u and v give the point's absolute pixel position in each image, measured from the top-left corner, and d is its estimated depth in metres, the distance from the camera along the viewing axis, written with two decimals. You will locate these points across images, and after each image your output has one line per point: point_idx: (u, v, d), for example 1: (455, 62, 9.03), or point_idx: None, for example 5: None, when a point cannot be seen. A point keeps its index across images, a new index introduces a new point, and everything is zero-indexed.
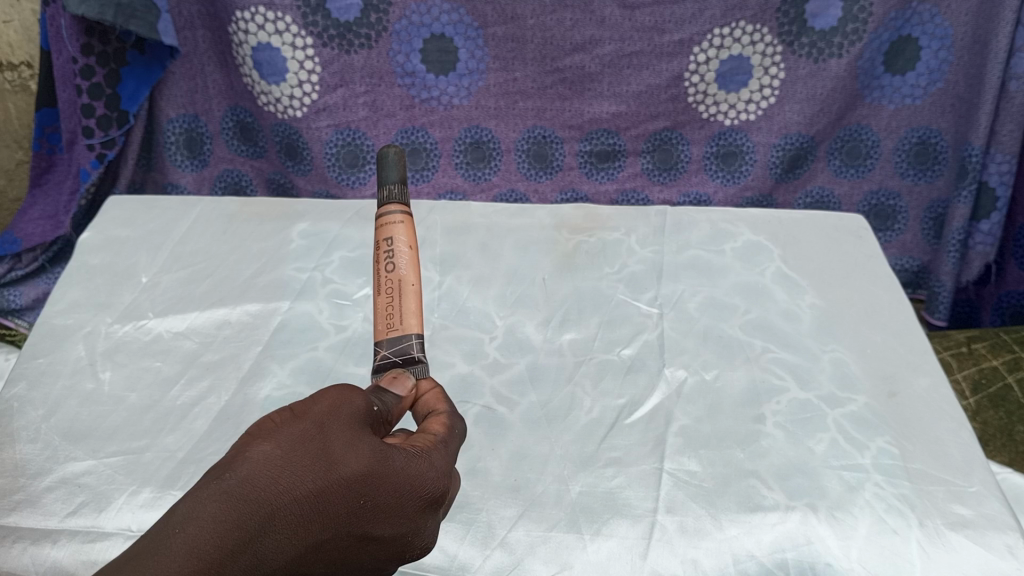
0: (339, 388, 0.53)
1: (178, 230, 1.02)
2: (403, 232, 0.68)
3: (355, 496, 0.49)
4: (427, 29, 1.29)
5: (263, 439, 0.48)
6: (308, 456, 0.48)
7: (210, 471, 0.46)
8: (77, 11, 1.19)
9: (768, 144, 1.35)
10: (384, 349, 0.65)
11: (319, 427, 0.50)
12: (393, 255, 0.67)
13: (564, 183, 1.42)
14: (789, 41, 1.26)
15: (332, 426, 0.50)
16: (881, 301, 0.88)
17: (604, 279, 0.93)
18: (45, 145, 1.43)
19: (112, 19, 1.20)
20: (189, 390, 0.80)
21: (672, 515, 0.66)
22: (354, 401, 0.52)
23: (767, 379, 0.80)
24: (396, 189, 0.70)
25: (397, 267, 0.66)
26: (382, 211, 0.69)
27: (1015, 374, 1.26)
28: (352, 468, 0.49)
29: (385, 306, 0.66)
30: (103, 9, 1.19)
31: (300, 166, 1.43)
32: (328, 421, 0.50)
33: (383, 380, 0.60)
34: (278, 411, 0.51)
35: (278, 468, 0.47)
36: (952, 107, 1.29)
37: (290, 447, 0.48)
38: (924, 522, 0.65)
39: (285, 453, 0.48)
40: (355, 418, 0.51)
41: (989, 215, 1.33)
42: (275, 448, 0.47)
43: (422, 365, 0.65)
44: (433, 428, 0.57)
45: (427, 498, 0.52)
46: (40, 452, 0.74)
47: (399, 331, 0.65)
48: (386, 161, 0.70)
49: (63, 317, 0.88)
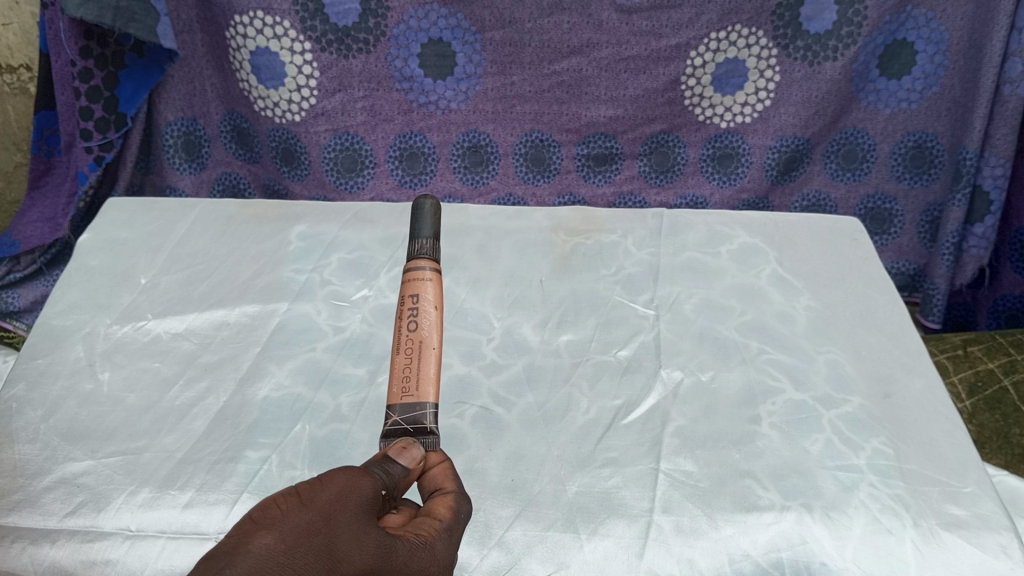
0: (348, 470, 0.50)
1: (177, 232, 1.02)
2: (430, 291, 0.66)
3: None
4: (425, 33, 1.29)
5: (266, 528, 0.45)
6: (312, 552, 0.46)
7: (208, 561, 0.43)
8: (76, 14, 1.19)
9: (764, 146, 1.36)
10: (395, 414, 0.61)
11: (325, 519, 0.47)
12: (418, 314, 0.64)
13: (561, 187, 1.43)
14: (784, 45, 1.27)
15: (339, 517, 0.48)
16: (876, 304, 0.89)
17: (601, 280, 0.94)
18: (44, 147, 1.44)
19: (110, 22, 1.21)
20: (188, 390, 0.80)
21: (667, 515, 0.67)
22: (362, 486, 0.50)
23: (762, 380, 0.80)
24: (428, 244, 0.69)
25: (420, 326, 0.64)
26: (412, 264, 0.68)
27: (1011, 377, 1.26)
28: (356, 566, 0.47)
29: (402, 367, 0.63)
30: (101, 12, 1.20)
31: (296, 172, 1.43)
32: (335, 511, 0.48)
33: (392, 449, 0.56)
34: (281, 490, 0.48)
35: (281, 565, 0.44)
36: (948, 111, 1.30)
37: (292, 541, 0.45)
38: (918, 522, 0.65)
39: (290, 549, 0.45)
40: (364, 507, 0.49)
41: (982, 219, 1.33)
42: (278, 543, 0.45)
43: (434, 437, 0.61)
44: (439, 511, 0.55)
45: None
46: (40, 452, 0.74)
47: (414, 398, 0.61)
48: (421, 213, 0.71)
49: (63, 318, 0.89)
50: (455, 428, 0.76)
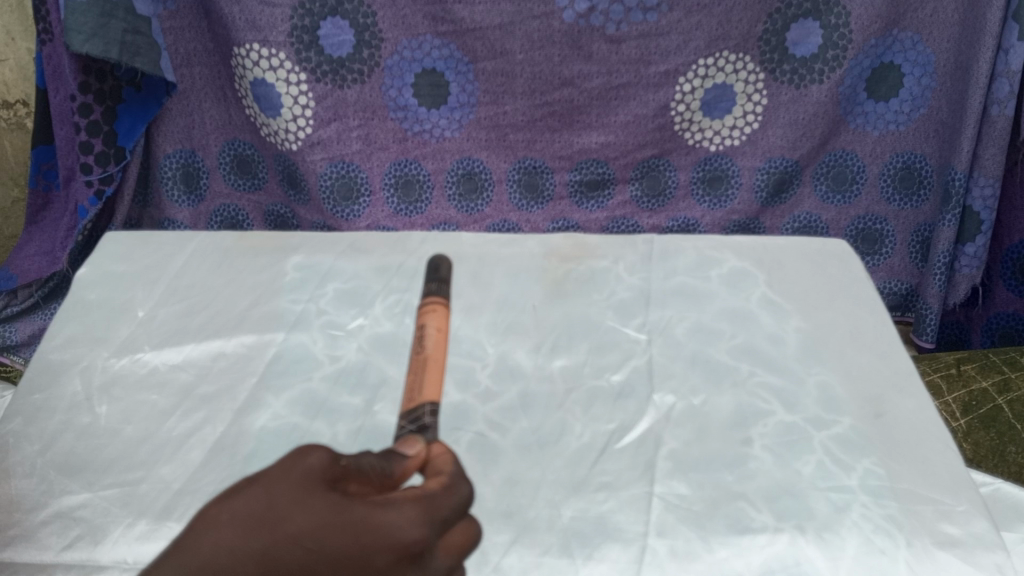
0: (306, 449, 0.49)
1: (174, 265, 1.03)
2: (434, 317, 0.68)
3: (308, 552, 0.44)
4: (418, 64, 1.31)
5: (215, 503, 0.46)
6: (253, 517, 0.45)
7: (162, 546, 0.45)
8: (81, 49, 1.21)
9: (753, 168, 1.37)
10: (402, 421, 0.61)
11: (268, 486, 0.46)
12: (421, 337, 0.66)
13: (555, 213, 1.44)
14: (771, 69, 1.29)
15: (282, 484, 0.46)
16: (866, 324, 0.90)
17: (593, 305, 0.95)
18: (41, 182, 1.46)
19: (116, 56, 1.23)
20: (184, 421, 0.81)
21: (662, 538, 0.67)
22: (318, 457, 0.48)
23: (754, 403, 0.81)
24: (437, 287, 0.74)
25: (424, 346, 0.65)
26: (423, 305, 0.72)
27: (1004, 396, 1.27)
28: (294, 527, 0.45)
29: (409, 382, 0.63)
30: (107, 48, 1.22)
31: (300, 196, 1.45)
32: (279, 480, 0.47)
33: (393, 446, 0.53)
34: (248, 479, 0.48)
35: (219, 531, 0.44)
36: (936, 132, 1.32)
37: (233, 510, 0.45)
38: (912, 542, 0.66)
39: (231, 519, 0.45)
40: (315, 475, 0.47)
41: (973, 239, 1.34)
42: (217, 513, 0.45)
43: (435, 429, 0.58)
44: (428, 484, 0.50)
45: (399, 550, 0.46)
46: (36, 486, 0.75)
47: (413, 399, 0.61)
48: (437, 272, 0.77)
49: (60, 352, 0.90)
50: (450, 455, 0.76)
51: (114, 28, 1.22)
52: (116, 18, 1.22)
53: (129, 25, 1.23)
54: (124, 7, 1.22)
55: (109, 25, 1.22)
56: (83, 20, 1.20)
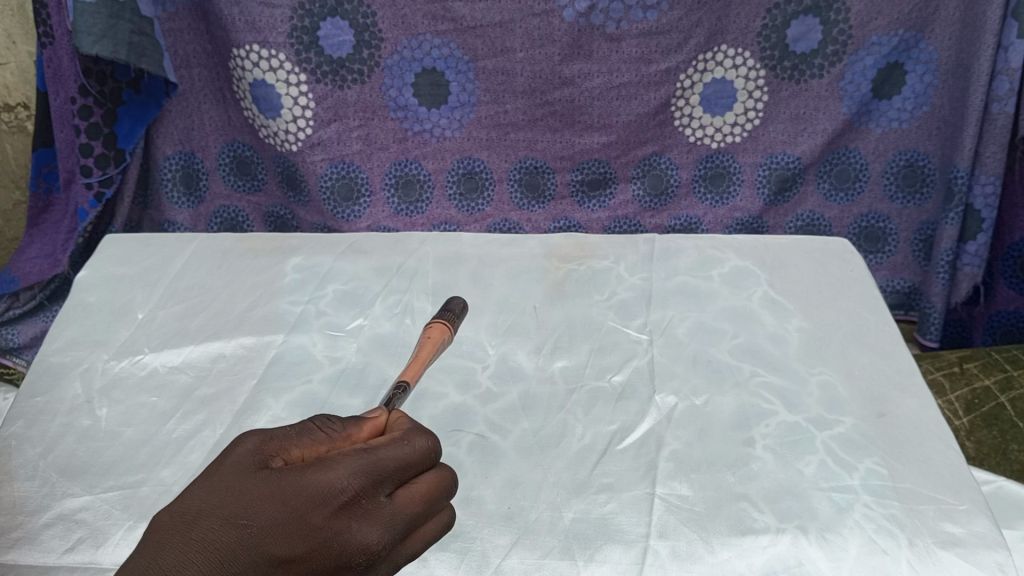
0: (243, 437, 0.54)
1: (173, 267, 1.03)
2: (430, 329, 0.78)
3: (247, 526, 0.50)
4: (418, 64, 1.31)
5: (166, 507, 0.52)
6: (192, 511, 0.51)
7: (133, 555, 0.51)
8: (91, 51, 1.19)
9: (754, 164, 1.37)
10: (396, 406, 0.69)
11: (208, 482, 0.52)
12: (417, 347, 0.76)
13: (557, 212, 1.43)
14: (772, 66, 1.28)
15: (218, 476, 0.52)
16: (868, 324, 0.89)
17: (594, 306, 0.95)
18: (41, 184, 1.45)
19: (125, 57, 1.22)
20: (184, 423, 0.81)
21: (664, 540, 0.67)
22: (251, 443, 0.53)
23: (756, 403, 0.81)
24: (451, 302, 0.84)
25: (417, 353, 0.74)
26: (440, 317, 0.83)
27: (1007, 394, 1.26)
28: (227, 509, 0.50)
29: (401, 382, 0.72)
30: (117, 48, 1.21)
31: (300, 197, 1.44)
32: (216, 474, 0.52)
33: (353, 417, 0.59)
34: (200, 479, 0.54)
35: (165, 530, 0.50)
36: (938, 130, 1.32)
37: (177, 511, 0.51)
38: (914, 542, 0.66)
39: (173, 518, 0.50)
40: (248, 459, 0.53)
41: (975, 237, 1.33)
42: (165, 515, 0.51)
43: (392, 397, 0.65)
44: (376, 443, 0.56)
45: (336, 502, 0.51)
46: (38, 489, 0.75)
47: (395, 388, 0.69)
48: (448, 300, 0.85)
49: (61, 354, 0.90)
50: (451, 457, 0.76)
51: (122, 29, 1.21)
52: (122, 18, 1.20)
53: (135, 26, 1.22)
54: (130, 8, 1.21)
55: (117, 26, 1.20)
56: (92, 21, 1.18)
